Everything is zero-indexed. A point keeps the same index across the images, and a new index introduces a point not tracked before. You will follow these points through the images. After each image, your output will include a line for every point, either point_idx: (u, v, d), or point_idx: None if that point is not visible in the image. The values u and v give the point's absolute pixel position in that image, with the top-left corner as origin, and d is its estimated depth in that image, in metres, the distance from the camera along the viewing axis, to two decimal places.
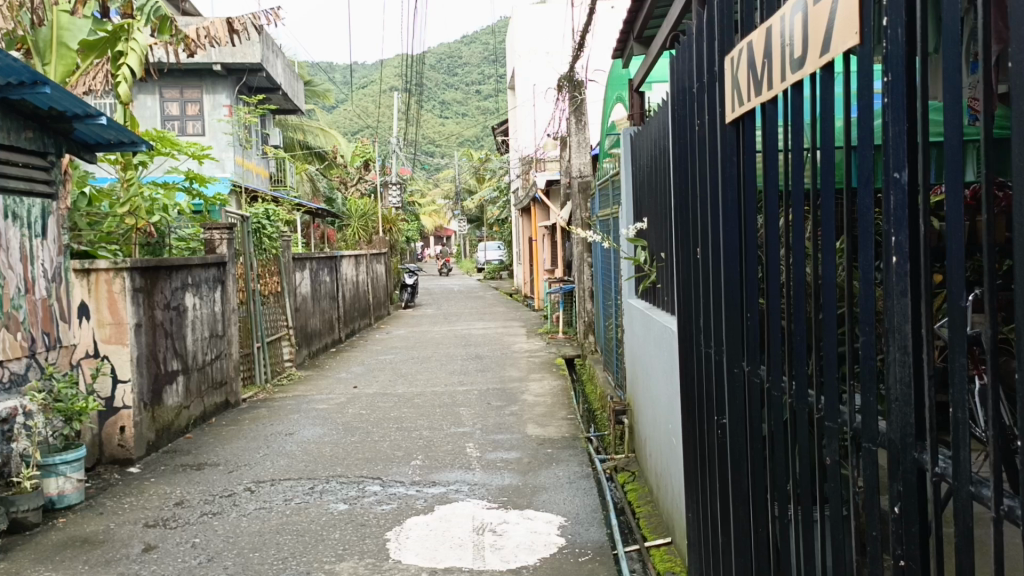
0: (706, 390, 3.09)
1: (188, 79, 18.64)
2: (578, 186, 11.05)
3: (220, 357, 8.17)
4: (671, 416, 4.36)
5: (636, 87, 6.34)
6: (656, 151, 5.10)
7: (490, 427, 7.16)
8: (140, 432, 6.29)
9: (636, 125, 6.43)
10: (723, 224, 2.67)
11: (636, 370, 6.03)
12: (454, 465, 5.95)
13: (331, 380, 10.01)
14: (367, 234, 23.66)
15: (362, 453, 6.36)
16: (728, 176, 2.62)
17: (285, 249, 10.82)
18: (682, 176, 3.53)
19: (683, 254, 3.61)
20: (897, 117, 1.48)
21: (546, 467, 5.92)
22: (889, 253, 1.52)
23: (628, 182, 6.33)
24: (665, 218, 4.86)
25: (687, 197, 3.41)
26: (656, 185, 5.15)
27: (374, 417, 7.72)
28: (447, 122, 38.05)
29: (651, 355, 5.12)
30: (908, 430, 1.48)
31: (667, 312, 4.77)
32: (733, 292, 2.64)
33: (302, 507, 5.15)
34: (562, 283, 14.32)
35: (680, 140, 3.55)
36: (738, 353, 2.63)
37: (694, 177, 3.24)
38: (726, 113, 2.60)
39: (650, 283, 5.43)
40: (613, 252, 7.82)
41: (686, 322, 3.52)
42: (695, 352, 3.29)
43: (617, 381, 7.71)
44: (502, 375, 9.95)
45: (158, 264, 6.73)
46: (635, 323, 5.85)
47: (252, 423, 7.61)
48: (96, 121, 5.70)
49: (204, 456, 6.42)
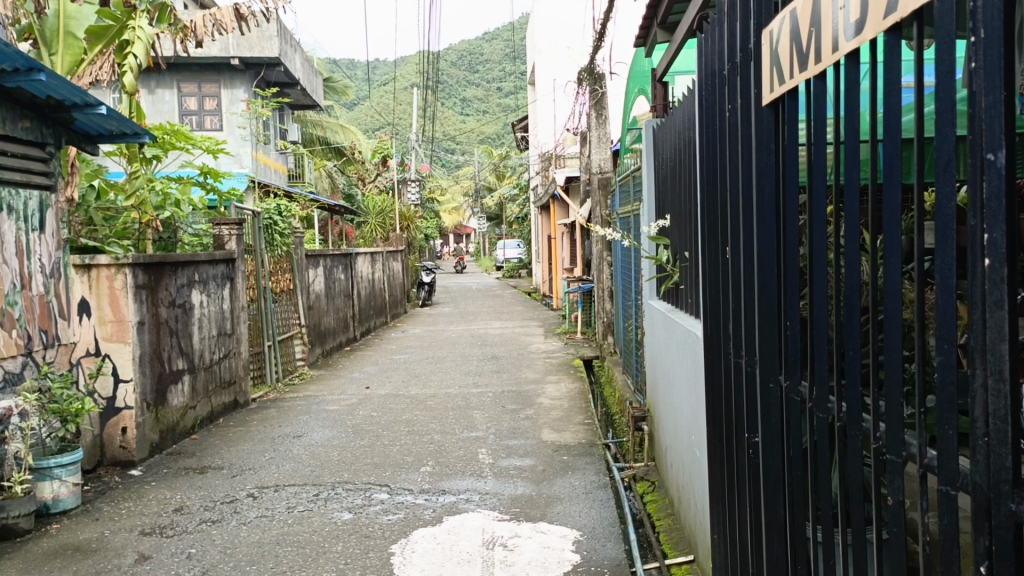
0: (735, 403, 2.79)
1: (206, 73, 18.56)
2: (598, 183, 10.76)
3: (228, 356, 7.98)
4: (695, 427, 4.06)
5: (659, 78, 6.05)
6: (681, 144, 4.80)
7: (504, 431, 6.90)
8: (143, 433, 6.10)
9: (659, 117, 6.13)
10: (758, 220, 2.37)
11: (656, 376, 5.74)
12: (465, 472, 5.69)
13: (344, 380, 9.80)
14: (385, 231, 23.49)
15: (370, 458, 6.12)
16: (763, 166, 2.32)
17: (298, 245, 10.62)
18: (710, 168, 3.24)
19: (710, 253, 3.31)
20: (993, 85, 1.20)
21: (562, 476, 5.64)
22: (979, 256, 1.25)
23: (650, 177, 6.02)
24: (689, 215, 4.55)
25: (716, 190, 3.11)
26: (680, 181, 4.86)
27: (385, 420, 7.48)
28: (468, 120, 37.80)
29: (673, 361, 4.82)
30: (1003, 475, 1.21)
31: (690, 316, 4.47)
32: (768, 296, 2.34)
33: (305, 515, 4.92)
34: (581, 282, 14.02)
35: (707, 128, 3.24)
36: (774, 364, 2.33)
37: (722, 167, 2.94)
38: (763, 95, 2.31)
39: (672, 283, 5.12)
40: (634, 251, 7.54)
41: (713, 328, 3.23)
42: (723, 360, 3.00)
43: (637, 385, 7.42)
44: (518, 376, 9.68)
45: (163, 260, 6.55)
46: (656, 326, 5.54)
47: (259, 424, 7.41)
48: (95, 110, 5.56)
49: (208, 459, 6.21)
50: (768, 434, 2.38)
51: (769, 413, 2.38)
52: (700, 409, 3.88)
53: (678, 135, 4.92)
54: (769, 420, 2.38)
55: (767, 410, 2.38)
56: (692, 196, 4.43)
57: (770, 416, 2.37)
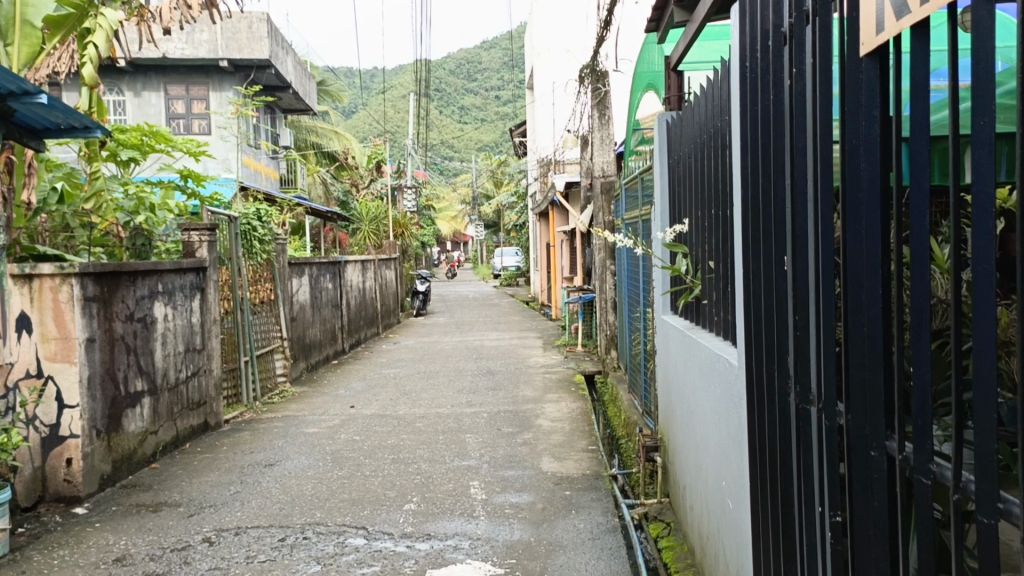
0: (802, 463, 2.10)
1: (194, 75, 17.95)
2: (600, 187, 10.07)
3: (197, 374, 7.28)
4: (727, 471, 3.37)
5: (674, 66, 5.37)
6: (707, 136, 4.13)
7: (499, 460, 6.19)
8: (91, 465, 5.42)
9: (674, 111, 5.44)
10: (860, 220, 1.67)
11: (670, 403, 5.06)
12: (454, 512, 4.98)
13: (328, 398, 9.11)
14: (379, 239, 22.86)
15: (347, 493, 5.41)
16: (869, 141, 1.62)
17: (280, 253, 9.94)
18: (755, 157, 2.56)
19: (752, 264, 2.64)
20: None
21: (564, 516, 4.94)
22: None
23: (662, 177, 5.33)
24: (718, 218, 3.88)
25: (767, 184, 2.42)
26: (704, 176, 4.20)
27: (368, 445, 6.78)
28: (467, 128, 36.07)
29: (693, 387, 4.14)
30: None
31: (716, 337, 3.80)
32: (865, 324, 1.66)
33: (265, 568, 4.21)
34: (581, 291, 13.34)
35: (752, 112, 2.58)
36: (880, 428, 1.62)
37: (776, 157, 2.28)
38: (865, 42, 1.61)
39: (692, 298, 4.44)
40: (642, 258, 6.87)
41: (760, 358, 2.53)
42: (778, 398, 2.32)
43: (645, 407, 6.74)
44: (515, 394, 8.96)
45: (118, 269, 5.86)
46: (672, 346, 4.85)
47: (229, 451, 6.71)
48: (36, 100, 4.91)
49: (165, 494, 5.50)
50: (862, 522, 1.69)
51: (867, 491, 1.69)
52: (735, 452, 3.18)
53: (703, 128, 4.25)
54: (868, 502, 1.68)
55: (861, 488, 1.69)
56: (722, 193, 3.75)
57: (870, 497, 1.66)
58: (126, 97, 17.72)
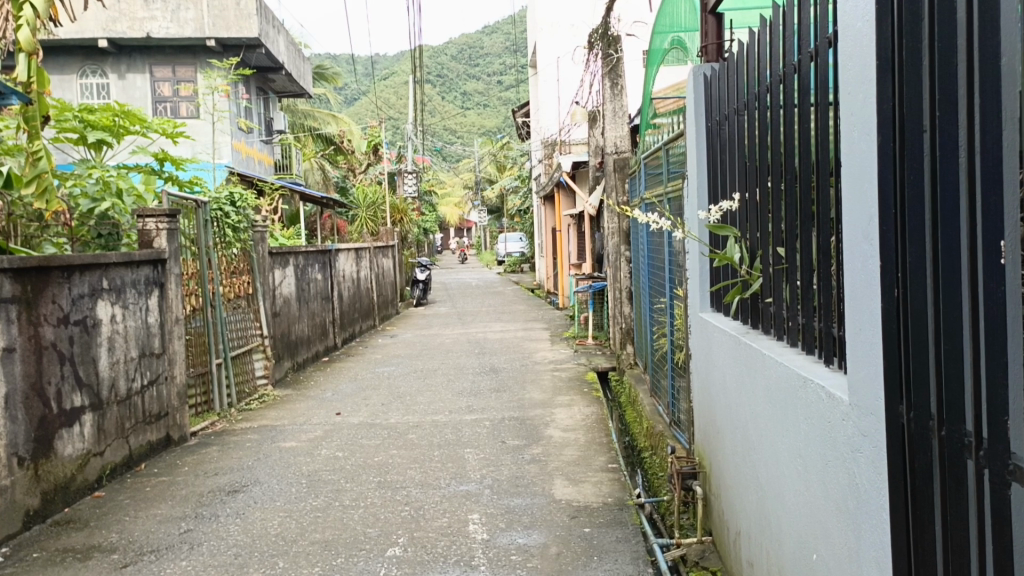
0: None
1: (182, 56, 16.86)
2: (614, 165, 9.02)
3: (156, 382, 6.33)
4: (815, 542, 2.40)
5: (712, 4, 4.30)
6: (765, 83, 3.16)
7: (504, 484, 5.23)
8: (11, 501, 4.48)
9: (714, 60, 4.37)
10: None
11: (713, 422, 4.09)
12: (448, 560, 4.02)
13: (311, 403, 8.15)
14: (375, 225, 21.98)
15: (320, 532, 4.46)
16: None
17: (259, 242, 8.95)
18: (903, 82, 1.60)
19: (888, 255, 1.69)
20: None
21: (583, 566, 3.97)
22: None
23: (700, 144, 4.31)
24: (786, 191, 2.90)
25: (944, 123, 1.46)
26: (761, 137, 3.21)
27: (352, 463, 5.84)
28: (469, 113, 35.02)
29: (755, 410, 3.18)
30: None
31: (793, 350, 2.83)
32: None
33: None
34: (591, 279, 12.32)
35: (898, 12, 1.62)
36: None
37: (985, 75, 1.32)
38: None
39: (747, 295, 3.47)
40: (670, 242, 5.83)
41: (918, 411, 1.58)
42: (981, 484, 1.38)
43: (673, 416, 5.78)
44: (520, 397, 8.00)
45: (47, 263, 4.94)
46: (719, 352, 3.84)
47: (189, 473, 5.76)
48: None
49: (101, 534, 4.56)
50: None
51: None
52: (835, 523, 2.20)
53: (758, 75, 3.25)
54: None
55: None
56: (794, 159, 2.79)
57: None
58: (111, 79, 16.72)
